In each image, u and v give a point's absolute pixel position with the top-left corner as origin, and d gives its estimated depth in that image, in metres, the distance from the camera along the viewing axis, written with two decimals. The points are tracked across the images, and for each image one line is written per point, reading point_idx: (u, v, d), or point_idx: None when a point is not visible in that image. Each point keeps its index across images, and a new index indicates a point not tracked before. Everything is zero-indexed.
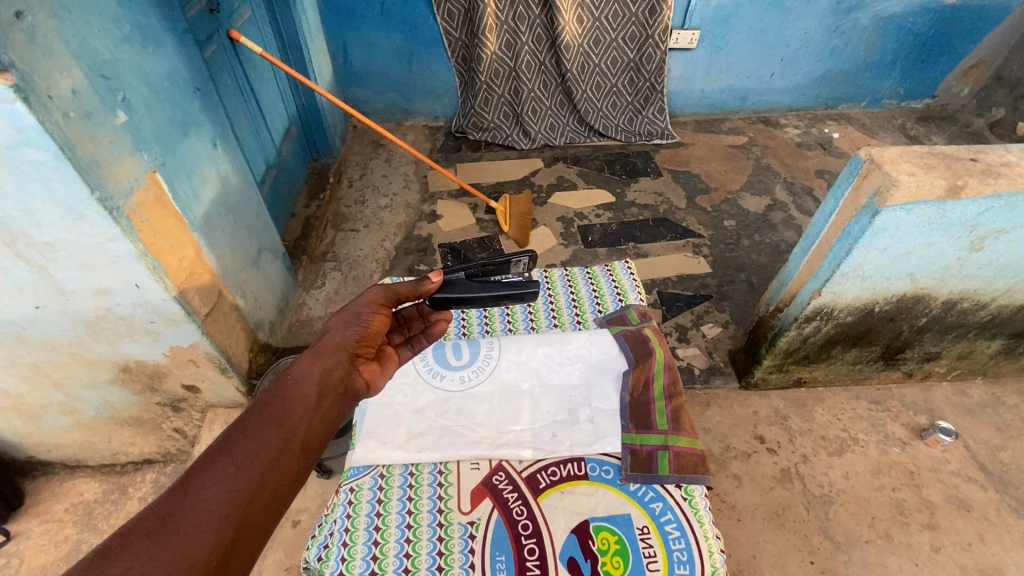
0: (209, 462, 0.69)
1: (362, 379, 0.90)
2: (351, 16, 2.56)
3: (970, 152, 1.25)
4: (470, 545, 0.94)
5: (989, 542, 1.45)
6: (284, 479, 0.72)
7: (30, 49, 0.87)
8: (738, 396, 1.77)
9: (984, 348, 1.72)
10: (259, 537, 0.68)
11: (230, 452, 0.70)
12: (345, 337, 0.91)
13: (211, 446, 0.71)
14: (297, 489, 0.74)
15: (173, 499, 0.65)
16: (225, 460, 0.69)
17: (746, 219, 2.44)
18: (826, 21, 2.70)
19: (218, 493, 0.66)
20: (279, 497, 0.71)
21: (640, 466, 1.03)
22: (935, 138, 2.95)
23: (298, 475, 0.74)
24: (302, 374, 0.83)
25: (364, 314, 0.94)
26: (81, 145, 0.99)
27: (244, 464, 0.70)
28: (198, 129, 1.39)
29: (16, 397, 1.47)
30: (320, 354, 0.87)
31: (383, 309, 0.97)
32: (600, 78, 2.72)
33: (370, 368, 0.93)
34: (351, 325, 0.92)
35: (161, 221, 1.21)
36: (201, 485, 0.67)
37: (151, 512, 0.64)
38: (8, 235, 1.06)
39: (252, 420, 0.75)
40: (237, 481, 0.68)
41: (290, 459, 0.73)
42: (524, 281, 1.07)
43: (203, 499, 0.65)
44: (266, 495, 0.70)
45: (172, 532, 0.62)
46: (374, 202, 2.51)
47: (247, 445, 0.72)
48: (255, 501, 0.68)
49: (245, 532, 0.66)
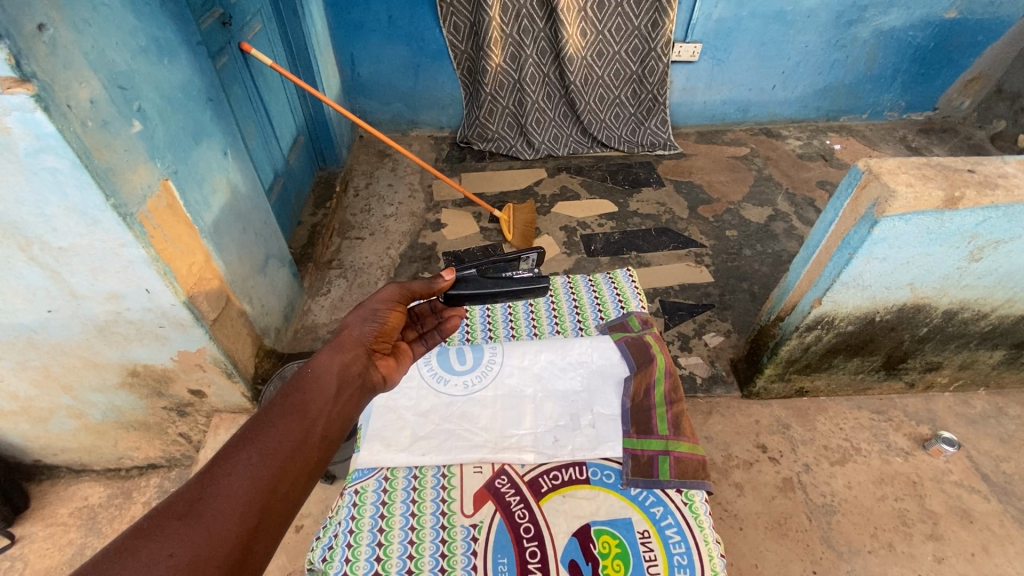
0: (233, 450, 0.71)
1: (378, 374, 0.92)
2: (359, 29, 2.61)
3: (968, 164, 1.27)
4: (472, 547, 0.95)
5: (992, 554, 1.44)
6: (304, 468, 0.74)
7: (51, 61, 0.91)
8: (740, 404, 1.78)
9: (985, 358, 1.72)
10: (280, 523, 0.70)
11: (254, 440, 0.72)
12: (363, 331, 0.93)
13: (235, 434, 0.73)
14: (317, 478, 0.76)
15: (201, 484, 0.67)
16: (250, 448, 0.71)
17: (748, 229, 2.45)
18: (826, 35, 2.74)
19: (242, 479, 0.68)
20: (300, 486, 0.73)
21: (641, 470, 1.04)
22: (936, 150, 2.98)
23: (318, 465, 0.76)
24: (322, 367, 0.84)
25: (381, 311, 0.96)
26: (97, 153, 1.01)
27: (266, 453, 0.71)
28: (209, 138, 1.42)
29: (23, 400, 1.49)
30: (338, 349, 0.88)
31: (399, 306, 0.98)
32: (603, 90, 2.76)
33: (387, 363, 0.95)
34: (368, 321, 0.94)
35: (173, 227, 1.24)
36: (227, 472, 0.68)
37: (179, 495, 0.66)
38: (24, 240, 1.09)
39: (275, 410, 0.77)
40: (260, 469, 0.70)
41: (311, 449, 0.75)
42: (533, 278, 1.13)
43: (229, 485, 0.67)
44: (288, 483, 0.71)
45: (200, 516, 0.64)
46: (380, 210, 2.54)
47: (271, 434, 0.73)
48: (277, 489, 0.70)
49: (268, 518, 0.68)
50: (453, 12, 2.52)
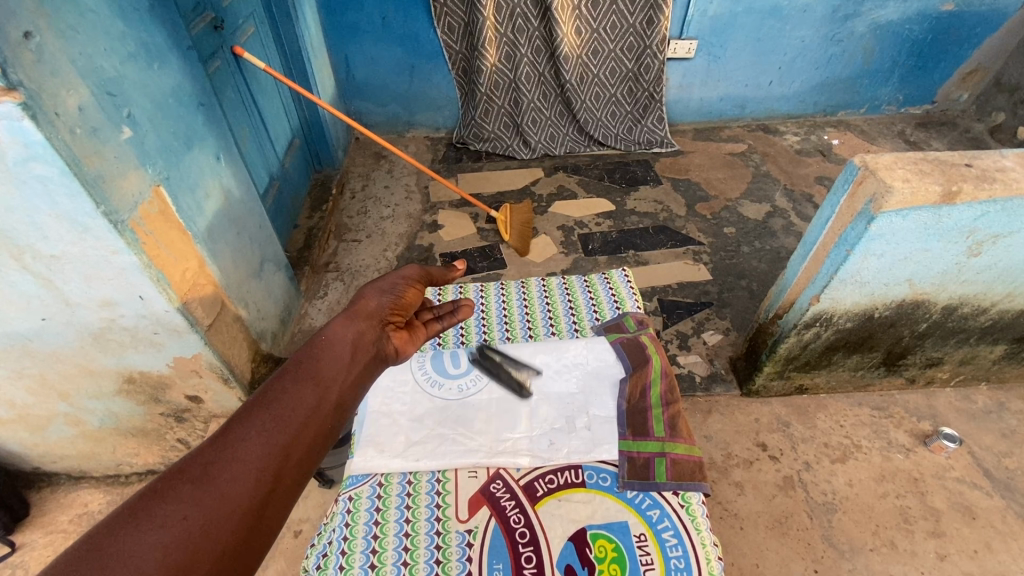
0: (247, 416, 0.70)
1: (391, 345, 0.91)
2: (353, 31, 2.60)
3: (965, 158, 1.26)
4: (467, 553, 0.94)
5: (996, 550, 1.43)
6: (318, 435, 0.73)
7: (38, 69, 0.90)
8: (739, 403, 1.77)
9: (986, 353, 1.71)
10: (294, 489, 0.68)
11: (267, 406, 0.71)
12: (380, 303, 0.95)
13: (248, 401, 0.72)
14: (330, 447, 0.75)
15: (214, 448, 0.65)
16: (263, 414, 0.70)
17: (746, 226, 2.44)
18: (823, 29, 2.72)
19: (256, 443, 0.67)
20: (314, 453, 0.71)
21: (637, 473, 1.03)
22: (935, 143, 2.96)
23: (332, 432, 0.75)
24: (334, 338, 0.84)
25: (399, 285, 0.99)
26: (87, 161, 1.01)
27: (279, 419, 0.70)
28: (201, 143, 1.42)
29: (20, 408, 1.48)
30: (352, 319, 0.89)
31: (416, 285, 1.02)
32: (599, 88, 2.75)
33: (399, 335, 0.93)
34: (386, 293, 0.96)
35: (166, 233, 1.24)
36: (241, 437, 0.67)
37: (193, 459, 0.64)
38: (15, 249, 1.08)
39: (288, 378, 0.76)
40: (275, 434, 0.68)
41: (325, 415, 0.74)
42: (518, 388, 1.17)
43: (243, 449, 0.66)
44: (302, 449, 0.70)
45: (214, 479, 0.62)
46: (377, 212, 2.54)
47: (284, 401, 0.72)
48: (291, 455, 0.68)
49: (282, 483, 0.67)
50: (447, 13, 2.51)
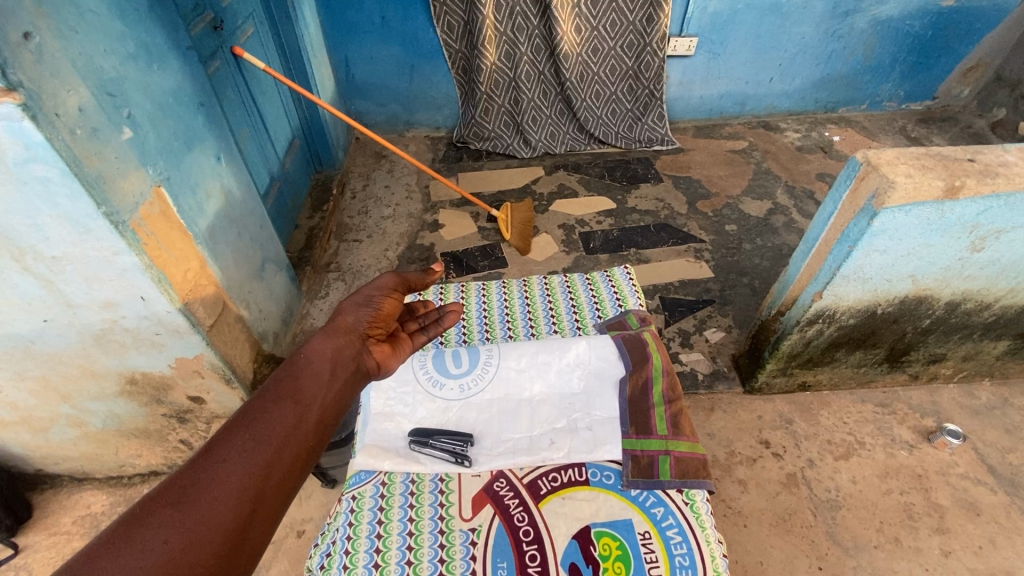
0: (226, 436, 0.70)
1: (373, 359, 0.91)
2: (352, 31, 2.60)
3: (967, 153, 1.25)
4: (471, 552, 0.94)
5: (1000, 546, 1.43)
6: (300, 453, 0.73)
7: (38, 69, 0.90)
8: (742, 400, 1.77)
9: (990, 349, 1.70)
10: (277, 509, 0.68)
11: (247, 426, 0.71)
12: (357, 318, 0.94)
13: (228, 420, 0.72)
14: (313, 463, 0.75)
15: (194, 470, 0.66)
16: (243, 434, 0.70)
17: (747, 224, 2.44)
18: (823, 26, 2.71)
19: (237, 465, 0.67)
20: (295, 472, 0.71)
21: (641, 471, 1.03)
22: (936, 139, 2.95)
23: (314, 449, 0.75)
24: (315, 353, 0.84)
25: (376, 297, 0.98)
26: (87, 161, 1.01)
27: (260, 438, 0.70)
28: (201, 143, 1.42)
29: (22, 410, 1.48)
30: (332, 334, 0.88)
31: (394, 294, 1.01)
32: (599, 86, 2.74)
33: (381, 349, 0.94)
34: (363, 307, 0.96)
35: (166, 234, 1.24)
36: (221, 458, 0.67)
37: (173, 481, 0.64)
38: (17, 250, 1.08)
39: (268, 396, 0.76)
40: (255, 454, 0.68)
41: (306, 433, 0.74)
42: (444, 458, 1.06)
43: (223, 470, 0.66)
44: (284, 467, 0.70)
45: (194, 502, 0.62)
46: (377, 212, 2.53)
47: (264, 420, 0.72)
48: (273, 474, 0.69)
49: (264, 503, 0.67)
50: (446, 12, 2.51)
